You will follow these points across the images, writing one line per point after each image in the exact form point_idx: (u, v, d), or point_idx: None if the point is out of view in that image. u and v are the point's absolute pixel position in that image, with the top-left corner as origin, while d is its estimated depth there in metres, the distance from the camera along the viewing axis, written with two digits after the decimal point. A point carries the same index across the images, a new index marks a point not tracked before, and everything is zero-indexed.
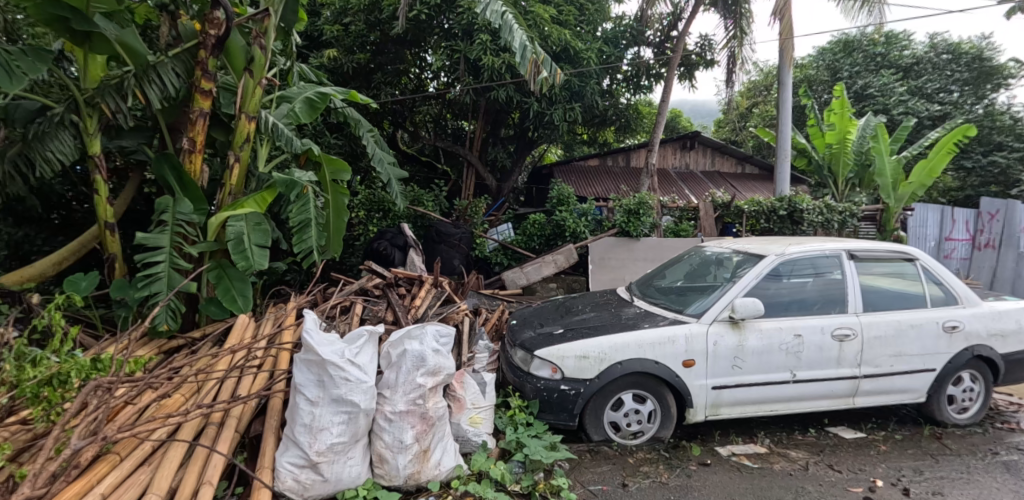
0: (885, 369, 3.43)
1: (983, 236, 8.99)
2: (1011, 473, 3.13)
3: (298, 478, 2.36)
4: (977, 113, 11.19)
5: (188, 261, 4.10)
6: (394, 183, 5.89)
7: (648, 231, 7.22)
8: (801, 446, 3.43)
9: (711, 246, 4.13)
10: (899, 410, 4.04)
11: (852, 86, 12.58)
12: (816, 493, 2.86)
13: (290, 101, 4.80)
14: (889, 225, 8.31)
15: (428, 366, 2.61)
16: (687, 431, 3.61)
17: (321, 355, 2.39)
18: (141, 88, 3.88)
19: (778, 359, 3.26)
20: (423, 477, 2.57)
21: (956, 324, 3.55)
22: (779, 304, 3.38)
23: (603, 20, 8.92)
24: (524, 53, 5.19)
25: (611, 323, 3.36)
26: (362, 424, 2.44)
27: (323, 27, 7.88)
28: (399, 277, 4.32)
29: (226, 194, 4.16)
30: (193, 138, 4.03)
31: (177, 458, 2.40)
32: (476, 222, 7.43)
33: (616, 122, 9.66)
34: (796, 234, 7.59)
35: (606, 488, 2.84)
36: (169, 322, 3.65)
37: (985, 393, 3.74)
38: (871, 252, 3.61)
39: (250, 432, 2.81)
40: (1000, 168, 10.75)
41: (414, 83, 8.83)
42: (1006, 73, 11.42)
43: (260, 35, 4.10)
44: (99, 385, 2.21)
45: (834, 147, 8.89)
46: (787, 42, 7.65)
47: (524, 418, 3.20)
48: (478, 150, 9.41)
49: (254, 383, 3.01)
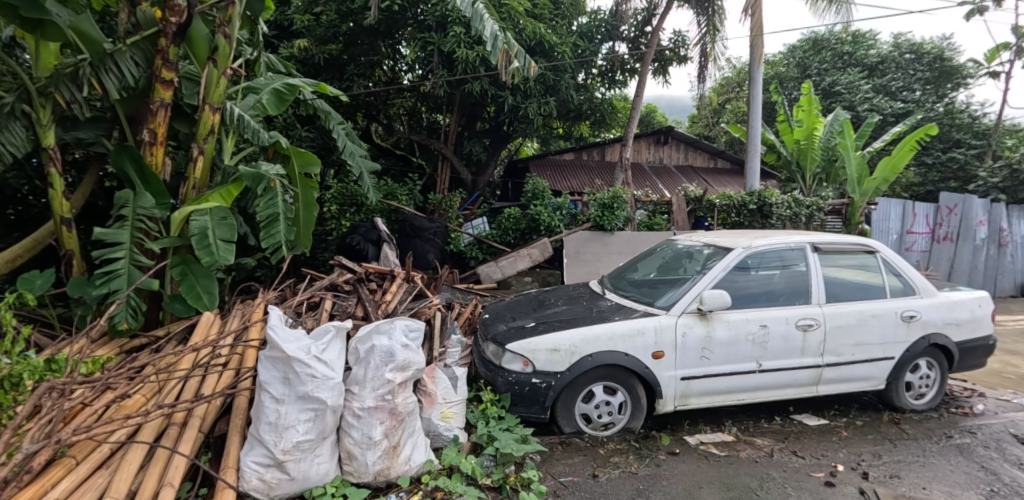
0: (846, 358, 3.54)
1: (942, 229, 9.14)
2: (963, 456, 3.27)
3: (263, 477, 2.31)
4: (937, 111, 11.65)
5: (150, 258, 3.96)
6: (367, 176, 5.78)
7: (622, 225, 7.28)
8: (767, 434, 3.51)
9: (683, 239, 4.18)
10: (861, 397, 4.19)
11: (821, 83, 12.92)
12: (780, 479, 2.93)
13: (258, 93, 4.67)
14: (855, 219, 8.52)
15: (397, 361, 2.57)
16: (657, 421, 3.66)
17: (286, 351, 2.33)
18: (98, 76, 3.76)
19: (746, 350, 3.34)
20: (392, 473, 2.55)
21: (914, 314, 3.68)
22: (746, 296, 3.45)
23: (578, 14, 8.97)
24: (495, 42, 5.12)
25: (582, 316, 3.38)
26: (330, 421, 2.39)
27: (294, 16, 7.74)
28: (370, 272, 4.34)
29: (190, 188, 4.03)
30: (154, 130, 3.88)
31: (138, 460, 2.33)
32: (451, 216, 7.39)
33: (592, 116, 9.69)
34: (765, 227, 7.76)
35: (576, 479, 2.86)
36: (129, 320, 3.53)
37: (941, 379, 3.89)
38: (835, 245, 3.71)
39: (214, 431, 2.75)
40: (959, 164, 11.16)
41: (387, 75, 8.72)
42: (964, 73, 11.88)
43: (224, 24, 4.00)
44: (53, 386, 2.14)
45: (802, 143, 9.11)
46: (757, 39, 7.78)
47: (496, 412, 3.21)
48: (452, 143, 9.36)
49: (220, 382, 2.93)
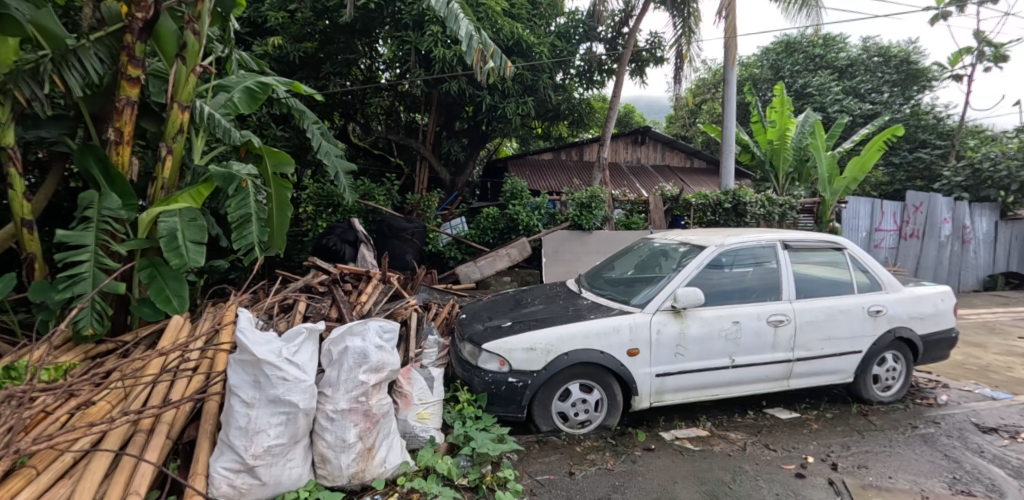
0: (816, 352, 3.63)
1: (909, 226, 9.49)
2: (927, 445, 3.38)
3: (234, 483, 2.26)
4: (903, 113, 12.06)
5: (116, 260, 3.85)
6: (343, 176, 5.70)
7: (600, 224, 7.33)
8: (740, 428, 3.58)
9: (659, 237, 4.23)
10: (831, 390, 4.30)
11: (793, 85, 13.23)
12: (752, 472, 2.99)
13: (229, 91, 4.57)
14: (826, 217, 8.73)
15: (371, 362, 2.55)
16: (634, 418, 3.70)
17: (255, 354, 2.28)
18: (60, 73, 3.63)
19: (719, 346, 3.39)
20: (367, 475, 2.52)
21: (881, 309, 3.79)
22: (720, 293, 3.51)
23: (556, 15, 9.02)
24: (470, 42, 5.11)
25: (558, 315, 3.39)
26: (301, 425, 2.36)
27: (267, 13, 7.61)
28: (345, 273, 4.29)
29: (158, 188, 3.93)
30: (120, 128, 3.76)
31: (102, 469, 2.26)
32: (429, 216, 7.35)
33: (570, 116, 9.71)
34: (740, 225, 7.90)
35: (553, 477, 2.88)
36: (94, 325, 3.43)
37: (907, 371, 4.02)
38: (805, 242, 3.80)
39: (183, 437, 2.67)
40: (925, 163, 11.52)
41: (365, 74, 8.62)
42: (930, 75, 12.28)
43: (193, 20, 3.90)
44: (10, 394, 2.06)
45: (775, 143, 9.31)
46: (731, 41, 7.93)
47: (472, 412, 3.20)
48: (431, 143, 9.31)
49: (189, 387, 2.86)
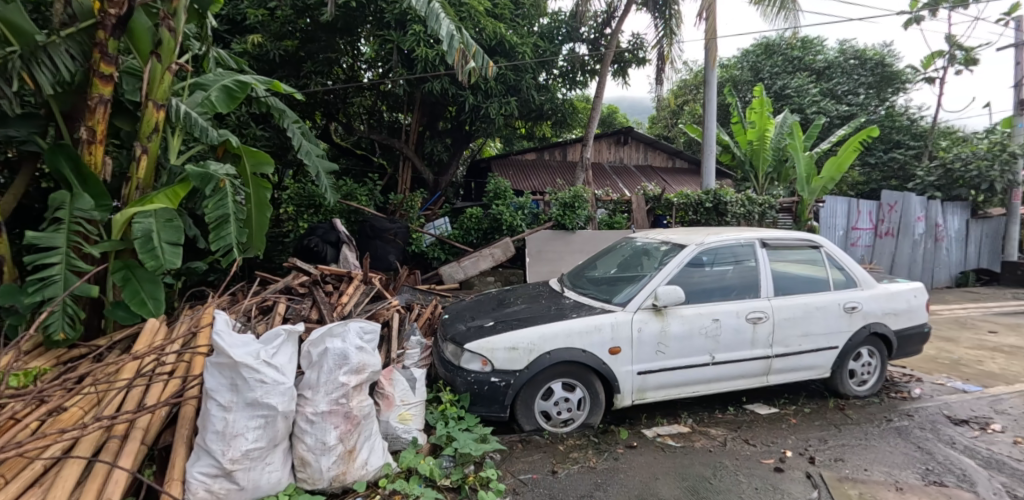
0: (794, 349, 3.69)
1: (884, 225, 9.69)
2: (901, 438, 3.47)
3: (211, 488, 2.23)
4: (878, 115, 12.35)
5: (88, 262, 3.75)
6: (324, 176, 5.64)
7: (583, 224, 7.37)
8: (721, 424, 3.63)
9: (641, 236, 4.26)
10: (809, 385, 4.38)
11: (772, 86, 13.45)
12: (732, 467, 3.03)
13: (206, 89, 4.48)
14: (804, 216, 8.90)
15: (352, 364, 2.52)
16: (616, 416, 3.72)
17: (232, 356, 2.24)
18: (29, 70, 3.53)
19: (699, 344, 3.44)
20: (348, 478, 2.50)
21: (856, 305, 3.88)
22: (700, 291, 3.55)
23: (539, 15, 9.04)
24: (452, 42, 5.08)
25: (541, 314, 3.40)
26: (280, 427, 2.33)
27: (246, 10, 7.49)
28: (326, 274, 4.24)
29: (132, 189, 3.84)
30: (93, 127, 3.67)
31: (73, 476, 2.20)
32: (412, 216, 7.31)
33: (553, 116, 9.73)
34: (721, 225, 8.01)
35: (536, 476, 2.88)
36: (66, 330, 3.33)
37: (881, 366, 4.11)
38: (783, 241, 3.87)
39: (159, 443, 2.62)
40: (899, 164, 11.81)
41: (346, 73, 8.53)
42: (904, 78, 12.59)
43: (168, 17, 3.84)
44: None
45: (755, 143, 9.46)
46: (711, 43, 8.03)
47: (455, 412, 3.19)
48: (413, 143, 9.26)
49: (165, 391, 2.80)
